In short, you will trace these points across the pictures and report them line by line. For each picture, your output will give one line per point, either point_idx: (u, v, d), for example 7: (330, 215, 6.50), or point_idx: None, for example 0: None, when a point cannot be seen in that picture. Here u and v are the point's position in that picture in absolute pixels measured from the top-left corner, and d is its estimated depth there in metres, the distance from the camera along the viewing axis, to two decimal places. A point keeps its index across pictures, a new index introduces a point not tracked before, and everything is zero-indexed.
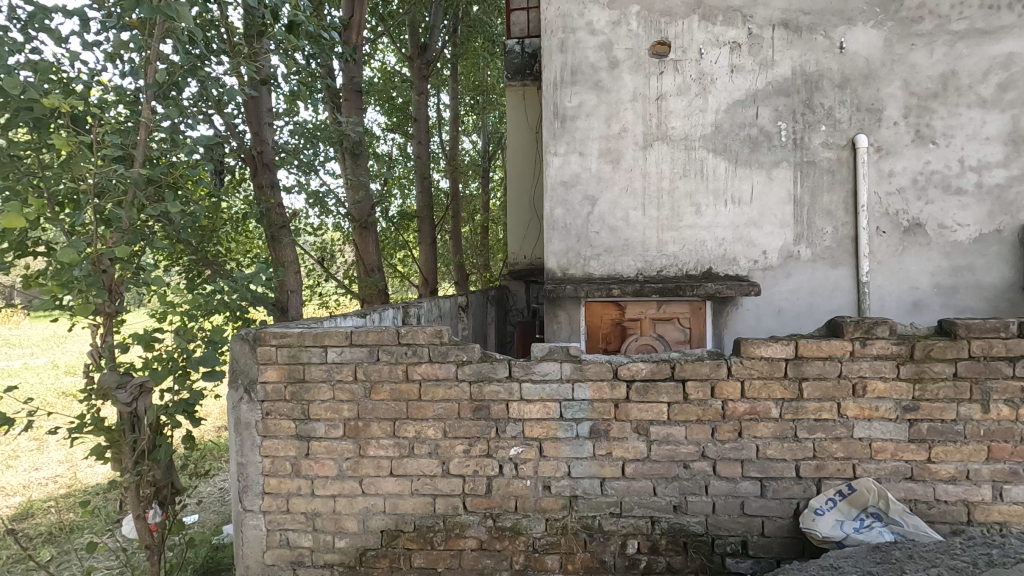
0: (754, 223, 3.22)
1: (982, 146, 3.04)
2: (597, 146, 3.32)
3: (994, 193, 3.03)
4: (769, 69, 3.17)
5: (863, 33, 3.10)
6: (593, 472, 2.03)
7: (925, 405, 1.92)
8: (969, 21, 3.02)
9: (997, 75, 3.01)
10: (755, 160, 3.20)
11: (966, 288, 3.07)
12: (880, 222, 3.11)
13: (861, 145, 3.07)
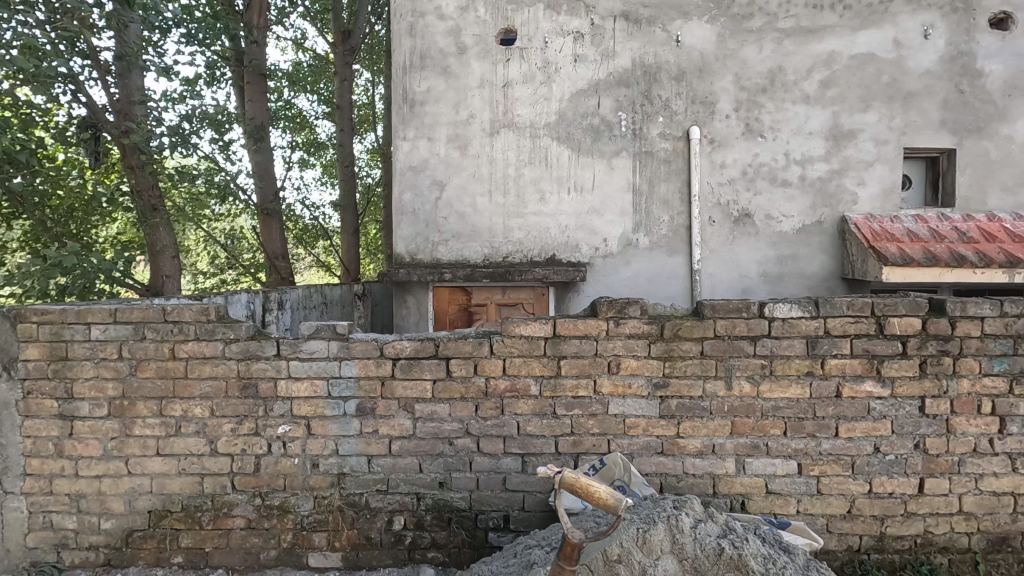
0: (596, 211, 3.28)
1: (806, 140, 3.16)
2: (445, 131, 3.33)
3: (816, 186, 3.17)
4: (611, 60, 3.23)
5: (698, 28, 3.18)
6: (360, 450, 2.04)
7: (674, 382, 1.99)
8: (796, 19, 3.14)
9: (820, 73, 3.14)
10: (596, 149, 3.26)
11: (791, 277, 3.20)
12: (712, 212, 3.21)
13: (694, 136, 3.16)
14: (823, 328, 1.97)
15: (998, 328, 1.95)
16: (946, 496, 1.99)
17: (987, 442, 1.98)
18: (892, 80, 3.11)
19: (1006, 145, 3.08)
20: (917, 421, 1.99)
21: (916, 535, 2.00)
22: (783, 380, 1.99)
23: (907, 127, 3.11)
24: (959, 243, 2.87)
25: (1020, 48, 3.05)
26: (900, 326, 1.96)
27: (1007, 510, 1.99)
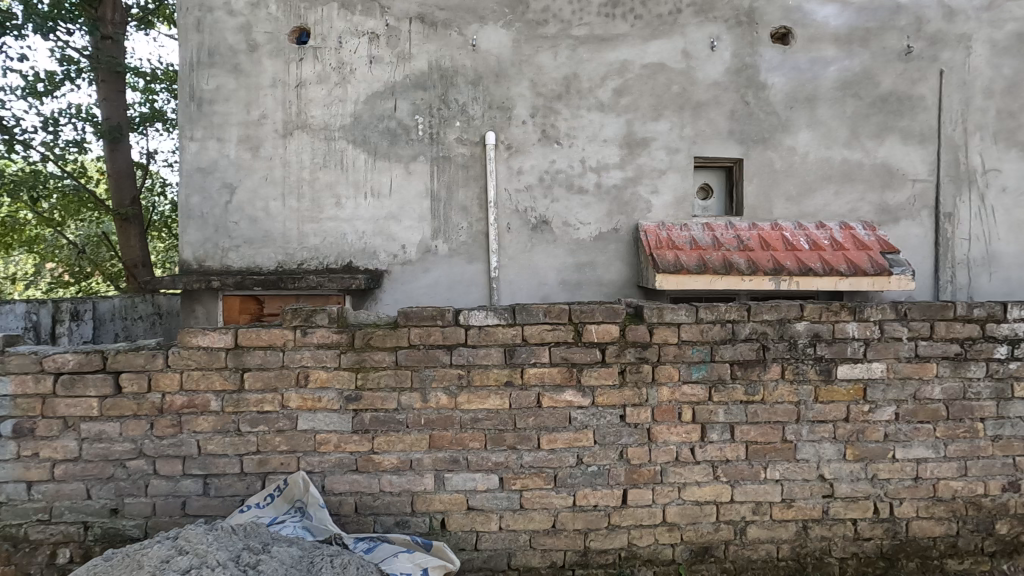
0: (393, 217, 3.18)
1: (601, 147, 3.16)
2: (235, 132, 3.16)
3: (612, 193, 3.16)
4: (407, 63, 3.16)
5: (493, 33, 3.15)
6: (18, 476, 1.84)
7: (366, 395, 1.89)
8: (589, 27, 3.14)
9: (613, 81, 3.15)
10: (393, 153, 3.17)
11: (588, 284, 3.17)
12: (510, 219, 3.16)
13: (489, 141, 3.11)
14: (520, 336, 1.91)
15: (695, 334, 1.94)
16: (649, 507, 1.95)
17: (689, 450, 1.96)
18: (681, 90, 3.15)
19: (790, 155, 3.15)
20: (618, 430, 1.94)
21: (620, 549, 1.95)
22: (481, 390, 1.91)
23: (697, 136, 3.15)
24: (735, 250, 2.91)
25: (800, 62, 3.14)
26: (597, 334, 1.92)
27: (710, 519, 1.96)
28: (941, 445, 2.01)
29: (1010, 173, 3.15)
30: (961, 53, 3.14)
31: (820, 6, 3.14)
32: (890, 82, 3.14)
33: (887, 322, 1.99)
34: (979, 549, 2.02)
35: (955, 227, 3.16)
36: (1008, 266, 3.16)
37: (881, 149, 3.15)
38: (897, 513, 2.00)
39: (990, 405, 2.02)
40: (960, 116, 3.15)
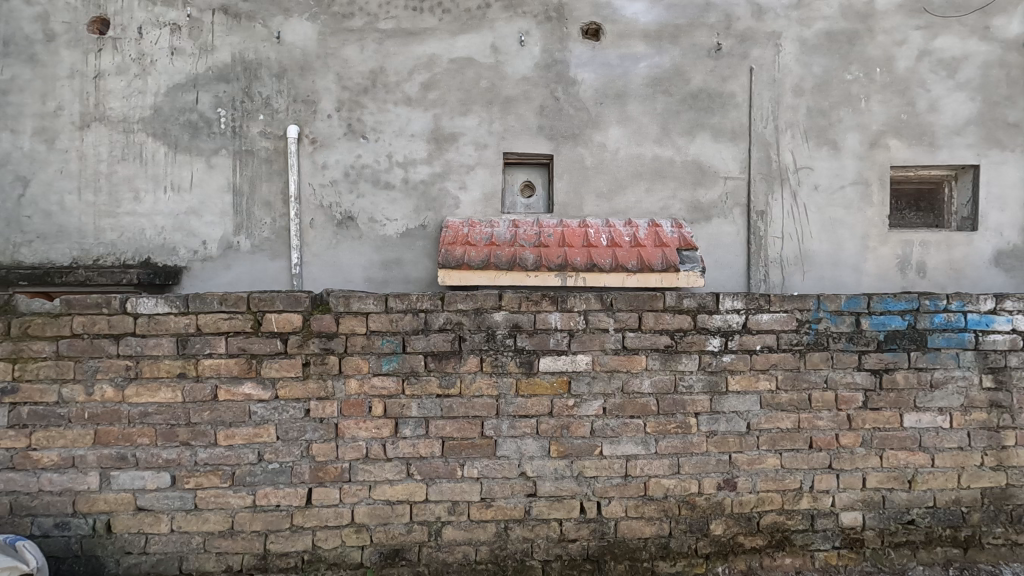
0: (194, 212, 3.08)
1: (408, 142, 3.10)
2: (30, 123, 3.05)
3: (419, 189, 3.10)
4: (209, 54, 3.09)
5: (298, 25, 3.09)
6: None
7: (24, 387, 1.78)
8: (396, 21, 3.10)
9: (420, 75, 3.10)
10: (195, 146, 3.08)
11: (394, 282, 3.09)
12: (314, 215, 3.08)
13: (290, 135, 3.04)
14: (194, 325, 1.81)
15: (384, 324, 1.86)
16: (336, 507, 1.85)
17: (379, 447, 1.86)
18: (489, 85, 3.10)
19: (600, 152, 3.11)
20: (302, 426, 1.84)
21: (303, 552, 1.85)
22: (151, 383, 1.81)
23: (505, 132, 3.10)
24: (529, 246, 2.84)
25: (609, 58, 3.11)
26: (277, 323, 1.83)
27: (402, 519, 1.87)
28: (652, 442, 1.93)
29: (822, 171, 3.12)
30: (771, 51, 3.12)
31: (629, 2, 3.12)
32: (700, 78, 3.12)
33: (591, 312, 1.92)
34: (693, 551, 1.94)
35: (768, 225, 3.12)
36: (822, 265, 3.12)
37: (692, 146, 3.12)
38: (604, 512, 1.92)
39: (703, 399, 1.95)
40: (771, 114, 3.12)
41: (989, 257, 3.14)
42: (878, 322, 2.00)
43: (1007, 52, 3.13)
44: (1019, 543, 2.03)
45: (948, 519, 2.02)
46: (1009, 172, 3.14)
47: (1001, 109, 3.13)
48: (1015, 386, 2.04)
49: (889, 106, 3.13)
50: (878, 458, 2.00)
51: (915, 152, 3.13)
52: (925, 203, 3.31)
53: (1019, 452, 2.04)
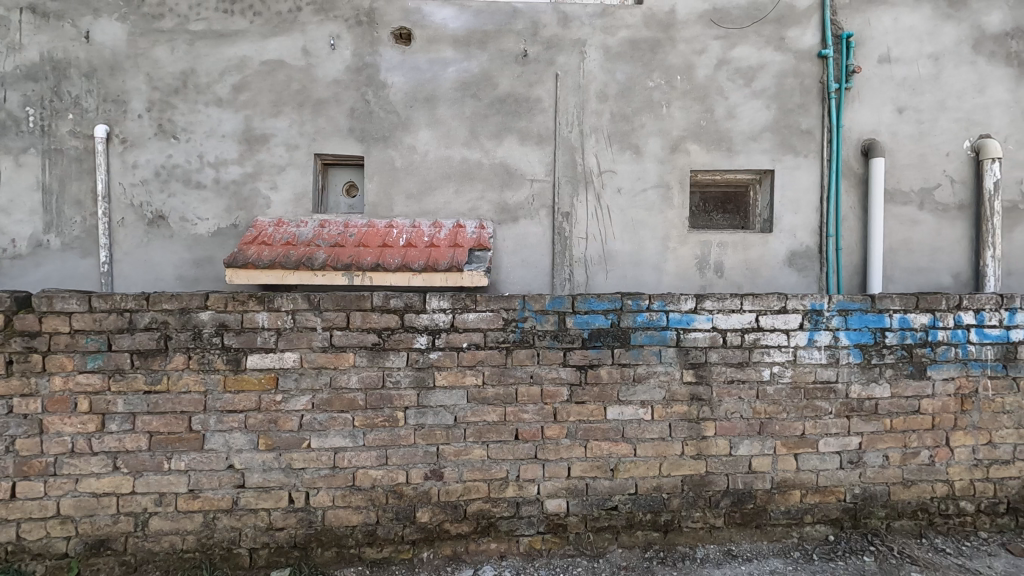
0: (2, 210, 3.08)
1: (219, 143, 3.15)
2: None
3: (230, 189, 3.16)
4: (17, 53, 3.09)
5: (108, 25, 3.12)
6: None
7: None
8: (206, 22, 3.14)
9: (231, 77, 3.15)
10: (2, 144, 3.08)
11: (206, 280, 3.15)
12: (125, 213, 3.12)
13: (97, 134, 3.06)
14: None
15: (88, 323, 1.93)
16: (41, 500, 1.94)
17: (84, 441, 1.93)
18: (300, 87, 3.17)
19: (410, 154, 3.20)
20: (5, 422, 1.91)
21: (8, 542, 1.94)
22: None
23: (316, 133, 3.18)
24: (324, 246, 2.92)
25: (419, 63, 3.20)
26: None
27: (108, 511, 1.96)
28: (359, 435, 2.04)
29: (624, 175, 3.26)
30: (575, 57, 3.24)
31: (438, 8, 3.20)
32: (507, 83, 3.22)
33: (299, 312, 2.01)
34: (399, 537, 2.06)
35: (573, 226, 3.25)
36: (624, 264, 3.26)
37: (499, 149, 3.23)
38: (311, 502, 2.02)
39: (410, 394, 2.06)
40: (575, 119, 3.24)
41: (783, 257, 3.31)
42: (582, 321, 2.13)
43: (801, 62, 3.29)
44: (717, 526, 2.19)
45: (649, 504, 2.16)
46: (802, 177, 3.31)
47: (795, 116, 3.30)
48: (715, 380, 2.19)
49: (689, 113, 3.27)
50: (582, 449, 2.13)
51: (714, 156, 3.28)
52: (731, 206, 3.47)
53: (718, 441, 2.19)
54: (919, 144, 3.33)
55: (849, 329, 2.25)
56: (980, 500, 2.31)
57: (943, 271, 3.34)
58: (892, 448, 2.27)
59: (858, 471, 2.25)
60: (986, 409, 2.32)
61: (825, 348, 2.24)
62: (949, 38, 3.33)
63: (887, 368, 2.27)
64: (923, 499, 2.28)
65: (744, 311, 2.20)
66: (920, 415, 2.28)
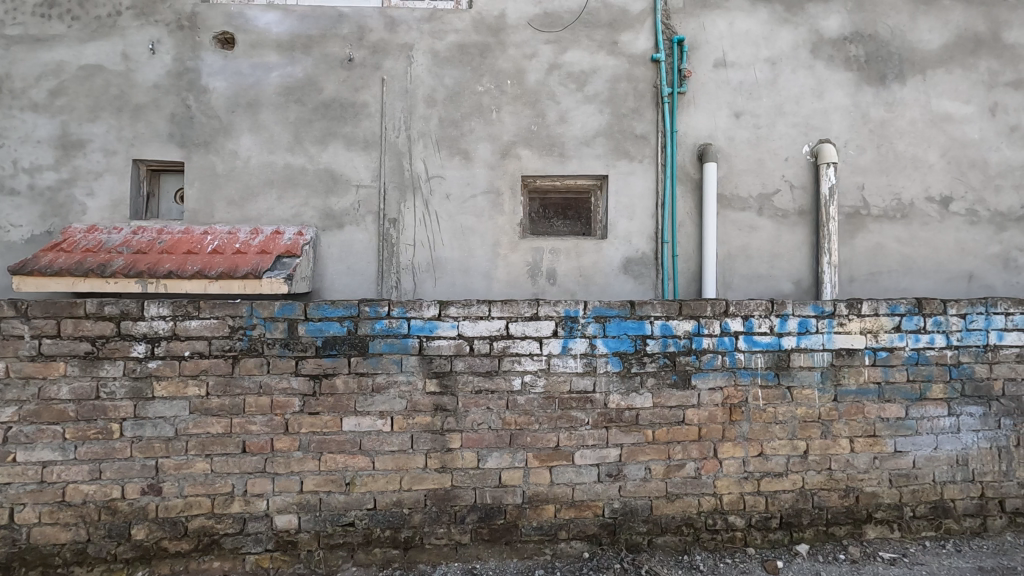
0: None
1: (34, 149, 3.09)
2: None
3: (45, 195, 3.09)
4: None
5: None
6: None
7: None
8: (23, 27, 3.10)
9: (47, 82, 3.10)
10: None
11: None
12: None
13: None
14: None
15: None
16: None
17: None
18: (118, 92, 3.11)
19: (231, 159, 3.14)
20: None
21: None
22: None
23: (135, 138, 3.12)
24: (125, 253, 2.83)
25: (241, 68, 3.15)
26: None
27: None
28: (69, 448, 1.95)
29: (453, 180, 3.20)
30: (402, 62, 3.20)
31: (261, 13, 3.17)
32: (332, 88, 3.17)
33: (5, 319, 1.93)
34: (112, 556, 1.98)
35: (400, 232, 3.18)
36: (453, 272, 3.19)
37: (324, 155, 3.17)
38: (16, 519, 1.94)
39: (126, 405, 1.97)
40: (402, 124, 3.19)
41: (618, 264, 3.24)
42: (314, 328, 2.05)
43: (634, 66, 3.25)
44: (462, 543, 2.10)
45: (388, 520, 2.07)
46: (637, 183, 3.25)
47: (628, 121, 3.25)
48: (461, 389, 2.11)
49: (519, 117, 3.22)
50: (315, 462, 2.04)
51: (546, 162, 3.23)
52: (572, 212, 3.40)
53: (464, 453, 2.11)
54: (756, 149, 3.28)
55: (607, 336, 2.18)
56: (750, 515, 2.22)
57: (783, 278, 3.27)
58: (654, 460, 2.19)
59: (617, 485, 2.17)
60: (757, 420, 2.24)
61: (580, 356, 2.16)
62: (785, 43, 3.30)
63: (649, 378, 2.19)
64: (688, 514, 2.19)
65: (492, 318, 2.13)
66: (685, 426, 2.20)
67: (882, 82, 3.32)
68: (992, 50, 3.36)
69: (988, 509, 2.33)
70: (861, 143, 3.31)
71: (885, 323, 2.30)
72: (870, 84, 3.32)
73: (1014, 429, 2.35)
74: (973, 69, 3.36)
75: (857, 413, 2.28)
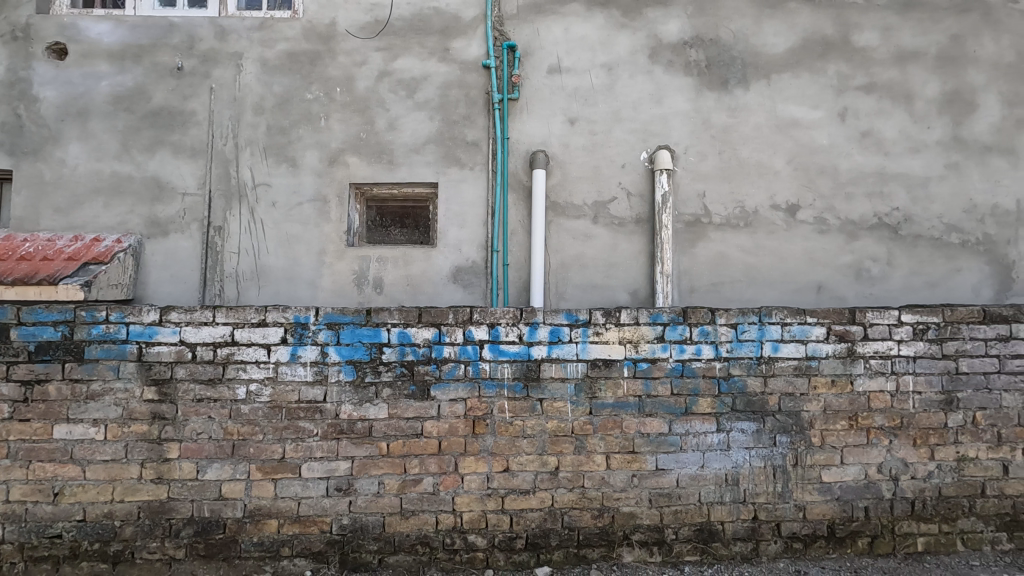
0: None
1: None
2: None
3: None
4: None
5: None
6: None
7: None
8: None
9: None
10: None
11: None
12: None
13: None
14: None
15: None
16: None
17: None
18: None
19: (59, 167, 3.16)
20: None
21: None
22: None
23: None
24: None
25: (72, 77, 3.19)
26: None
27: None
28: None
29: (279, 188, 3.18)
30: (232, 71, 3.20)
31: (94, 23, 3.21)
32: (161, 97, 3.19)
33: None
34: None
35: (225, 240, 3.16)
36: (277, 280, 3.15)
37: (151, 163, 3.17)
38: None
39: None
40: (230, 132, 3.19)
41: (447, 274, 3.16)
42: (28, 333, 2.02)
43: (466, 73, 3.21)
44: (176, 558, 2.03)
45: (96, 533, 2.01)
46: (467, 191, 3.19)
47: (458, 128, 3.20)
48: (180, 398, 2.05)
49: (348, 125, 3.19)
50: (23, 471, 2.00)
51: (374, 170, 3.19)
52: (410, 220, 3.34)
53: (182, 464, 2.04)
54: (592, 155, 3.20)
55: (340, 344, 2.10)
56: (492, 534, 2.10)
57: (619, 289, 3.16)
58: (387, 474, 2.09)
59: (347, 500, 2.08)
60: (503, 433, 2.13)
61: (310, 364, 2.09)
62: (622, 47, 3.23)
63: (385, 388, 2.10)
64: (424, 532, 2.09)
65: (217, 324, 2.07)
66: (423, 439, 2.11)
67: (724, 87, 3.23)
68: (842, 53, 3.25)
69: (760, 534, 2.18)
70: (702, 149, 3.21)
71: (647, 333, 2.19)
72: (711, 88, 3.23)
73: (791, 447, 2.21)
74: (821, 73, 3.24)
75: (614, 428, 2.16)
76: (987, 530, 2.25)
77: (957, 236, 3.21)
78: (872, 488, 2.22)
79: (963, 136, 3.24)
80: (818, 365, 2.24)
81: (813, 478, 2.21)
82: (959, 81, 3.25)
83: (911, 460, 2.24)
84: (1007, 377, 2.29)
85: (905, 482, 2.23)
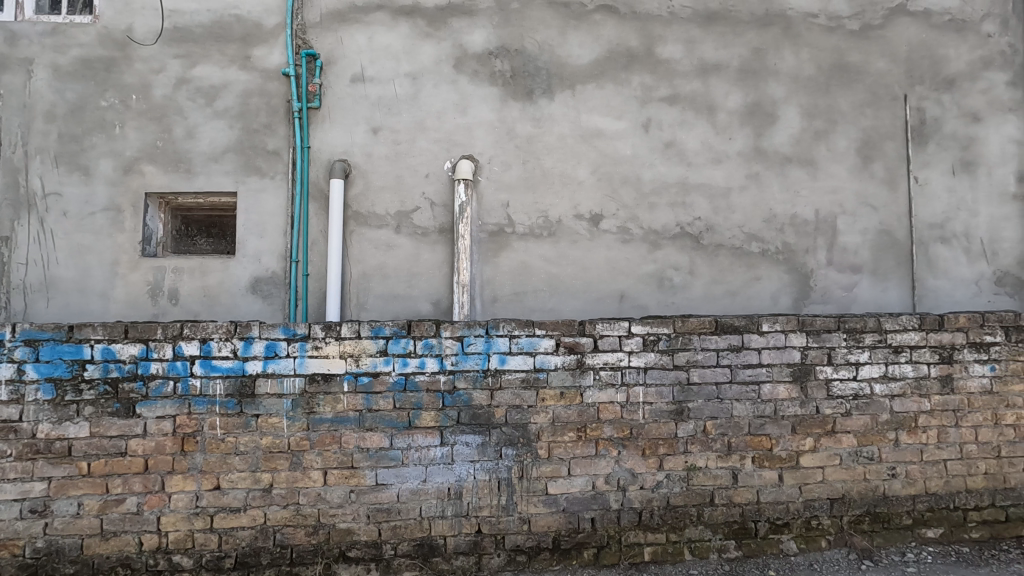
0: None
1: None
2: None
3: None
4: None
5: None
6: None
7: None
8: None
9: None
10: None
11: None
12: None
13: None
14: None
15: None
16: None
17: None
18: None
19: None
20: None
21: None
22: None
23: None
24: None
25: None
26: None
27: None
28: None
29: (70, 198, 3.09)
30: (22, 77, 3.11)
31: None
32: None
33: None
34: None
35: (12, 250, 3.05)
36: (67, 291, 3.06)
37: None
38: None
39: None
40: (19, 139, 3.10)
41: (245, 284, 3.11)
42: None
43: (266, 81, 3.17)
44: None
45: None
46: (267, 200, 3.14)
47: (259, 137, 3.16)
48: None
49: (144, 133, 3.13)
50: None
51: (171, 178, 3.12)
52: (217, 229, 3.34)
53: None
54: (395, 165, 3.18)
55: (38, 361, 2.04)
56: (199, 554, 2.07)
57: (421, 299, 3.14)
58: (87, 495, 2.03)
59: (43, 522, 2.02)
60: (213, 451, 2.09)
61: (5, 383, 2.02)
62: (427, 57, 3.22)
63: (87, 406, 2.05)
64: (126, 553, 2.05)
65: None
66: (128, 458, 2.05)
67: (529, 98, 3.24)
68: (645, 65, 3.29)
69: (482, 547, 2.19)
70: (506, 159, 3.22)
71: (368, 347, 2.17)
72: (516, 99, 3.24)
73: (517, 459, 2.21)
74: (625, 85, 3.28)
75: (331, 443, 2.14)
76: (714, 538, 2.29)
77: (758, 245, 3.27)
78: (600, 499, 2.24)
79: (763, 147, 3.30)
80: (546, 378, 2.24)
81: (539, 490, 2.21)
82: (759, 93, 3.32)
83: (639, 470, 2.26)
84: (738, 387, 2.32)
85: (632, 492, 2.26)
